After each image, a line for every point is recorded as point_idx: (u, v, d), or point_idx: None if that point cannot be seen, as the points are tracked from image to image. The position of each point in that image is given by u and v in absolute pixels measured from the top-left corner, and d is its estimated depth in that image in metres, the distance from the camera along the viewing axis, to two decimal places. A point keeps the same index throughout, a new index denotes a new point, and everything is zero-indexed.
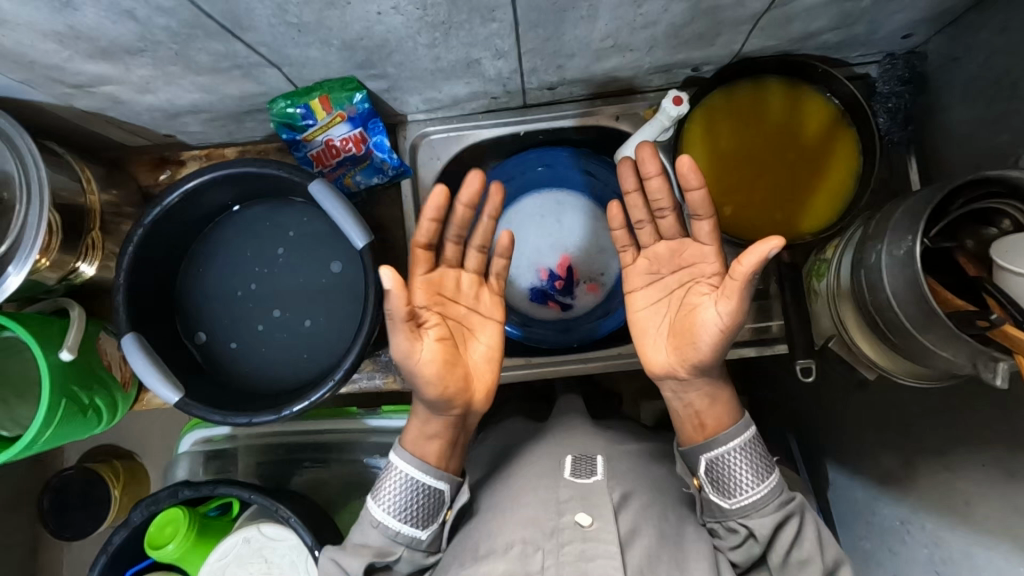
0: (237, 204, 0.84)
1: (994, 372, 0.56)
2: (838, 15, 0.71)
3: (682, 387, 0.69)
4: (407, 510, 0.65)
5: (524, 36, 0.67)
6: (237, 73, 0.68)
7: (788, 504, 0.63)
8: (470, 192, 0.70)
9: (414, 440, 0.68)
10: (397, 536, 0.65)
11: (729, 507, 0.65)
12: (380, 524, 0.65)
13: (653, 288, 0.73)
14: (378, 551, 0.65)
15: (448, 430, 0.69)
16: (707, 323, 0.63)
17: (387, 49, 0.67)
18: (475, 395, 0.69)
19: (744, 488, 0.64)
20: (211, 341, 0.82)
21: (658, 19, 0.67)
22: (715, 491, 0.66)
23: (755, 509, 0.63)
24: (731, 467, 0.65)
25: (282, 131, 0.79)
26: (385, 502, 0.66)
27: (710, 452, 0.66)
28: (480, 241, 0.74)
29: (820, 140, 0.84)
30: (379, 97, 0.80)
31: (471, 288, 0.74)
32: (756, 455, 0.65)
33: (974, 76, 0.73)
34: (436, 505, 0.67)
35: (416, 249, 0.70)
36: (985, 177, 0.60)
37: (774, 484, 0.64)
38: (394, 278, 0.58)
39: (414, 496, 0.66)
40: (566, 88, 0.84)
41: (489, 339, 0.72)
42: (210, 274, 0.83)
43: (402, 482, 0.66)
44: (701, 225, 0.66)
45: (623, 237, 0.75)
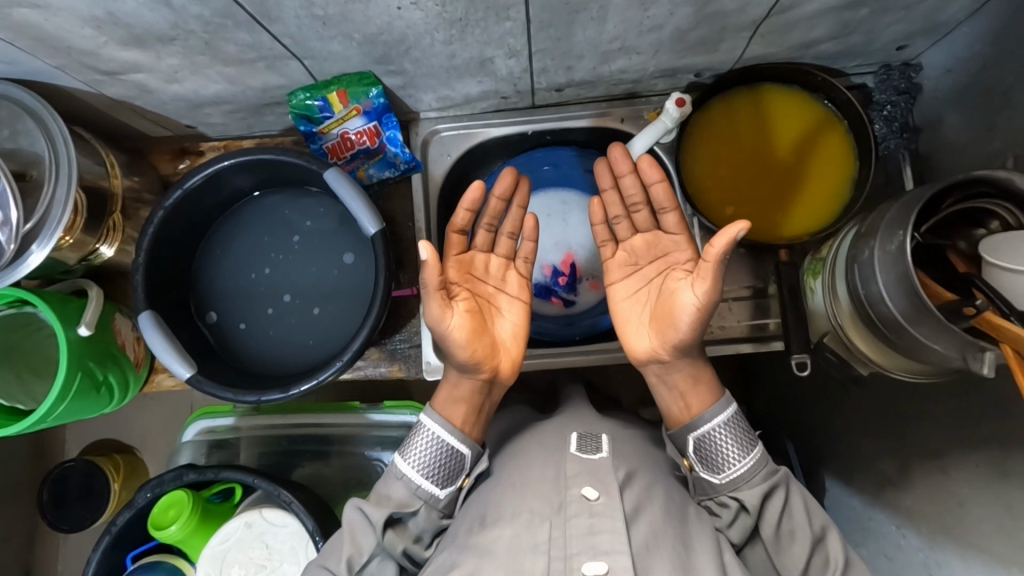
0: (257, 191, 0.86)
1: (981, 363, 0.59)
2: (836, 25, 0.74)
3: (666, 369, 0.72)
4: (432, 468, 0.70)
5: (536, 36, 0.70)
6: (262, 65, 0.72)
7: (774, 476, 0.64)
8: (504, 185, 0.77)
9: (442, 404, 0.74)
10: (417, 491, 0.69)
11: (719, 482, 0.66)
12: (404, 476, 0.70)
13: (632, 279, 0.77)
14: (399, 503, 0.68)
15: (475, 396, 0.74)
16: (685, 305, 0.66)
17: (406, 45, 0.70)
18: (502, 362, 0.76)
19: (731, 461, 0.66)
20: (221, 321, 0.84)
21: (664, 23, 0.70)
22: (705, 468, 0.67)
23: (744, 481, 0.65)
24: (717, 442, 0.67)
25: (299, 123, 0.82)
26: (412, 459, 0.70)
27: (696, 430, 0.68)
28: (510, 227, 0.80)
29: (810, 141, 0.87)
30: (394, 93, 0.84)
31: (499, 270, 0.80)
32: (740, 428, 0.67)
33: (967, 84, 0.76)
34: (458, 468, 0.71)
35: (451, 234, 0.76)
36: (975, 179, 0.63)
37: (759, 456, 0.65)
38: (429, 249, 0.64)
39: (440, 457, 0.70)
40: (575, 90, 0.87)
41: (513, 317, 0.79)
42: (226, 259, 0.86)
43: (431, 443, 0.71)
44: (668, 216, 0.73)
45: (602, 232, 0.79)
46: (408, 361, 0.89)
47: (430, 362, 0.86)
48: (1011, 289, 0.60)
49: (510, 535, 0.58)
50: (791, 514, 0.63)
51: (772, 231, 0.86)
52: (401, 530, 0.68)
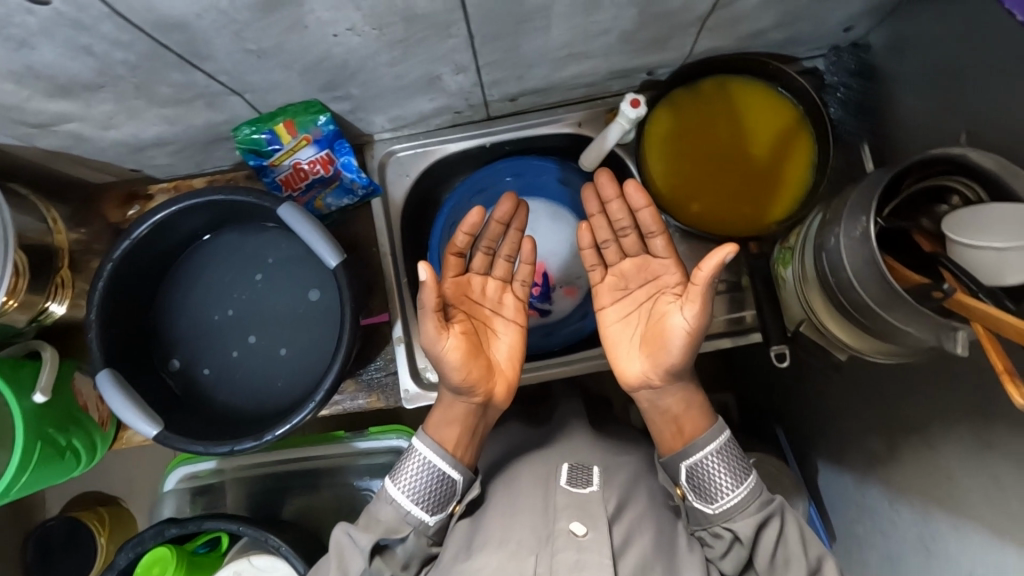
0: (207, 234, 0.83)
1: (954, 342, 0.59)
2: (782, 13, 0.74)
3: (659, 394, 0.71)
4: (423, 492, 0.68)
5: (482, 50, 0.69)
6: (201, 102, 0.69)
7: (768, 505, 0.64)
8: (502, 211, 0.78)
9: (434, 429, 0.72)
10: (407, 516, 0.67)
11: (712, 512, 0.65)
12: (394, 501, 0.68)
13: (622, 303, 0.76)
14: (387, 528, 0.67)
15: (469, 418, 0.72)
16: (676, 328, 0.67)
17: (349, 70, 0.68)
18: (498, 386, 0.74)
19: (724, 490, 0.65)
20: (185, 367, 0.81)
21: (610, 26, 0.68)
22: (698, 498, 0.67)
23: (737, 511, 0.64)
24: (709, 472, 0.66)
25: (249, 157, 0.79)
26: (403, 484, 0.68)
27: (688, 458, 0.68)
28: (508, 250, 0.79)
29: (774, 130, 0.86)
30: (343, 118, 0.81)
31: (496, 292, 0.79)
32: (733, 456, 0.67)
33: (915, 62, 0.77)
34: (449, 495, 0.69)
35: (449, 255, 0.76)
36: (932, 157, 0.65)
37: (753, 485, 0.65)
38: (428, 270, 0.64)
39: (431, 482, 0.68)
40: (529, 98, 0.85)
41: (509, 340, 0.77)
42: (184, 305, 0.82)
43: (421, 467, 0.69)
44: (656, 241, 0.73)
45: (591, 256, 0.79)
46: (386, 391, 0.86)
47: (409, 391, 0.84)
48: (978, 266, 0.61)
49: (495, 566, 0.58)
50: (785, 543, 0.63)
51: (739, 227, 0.85)
52: (388, 557, 0.66)
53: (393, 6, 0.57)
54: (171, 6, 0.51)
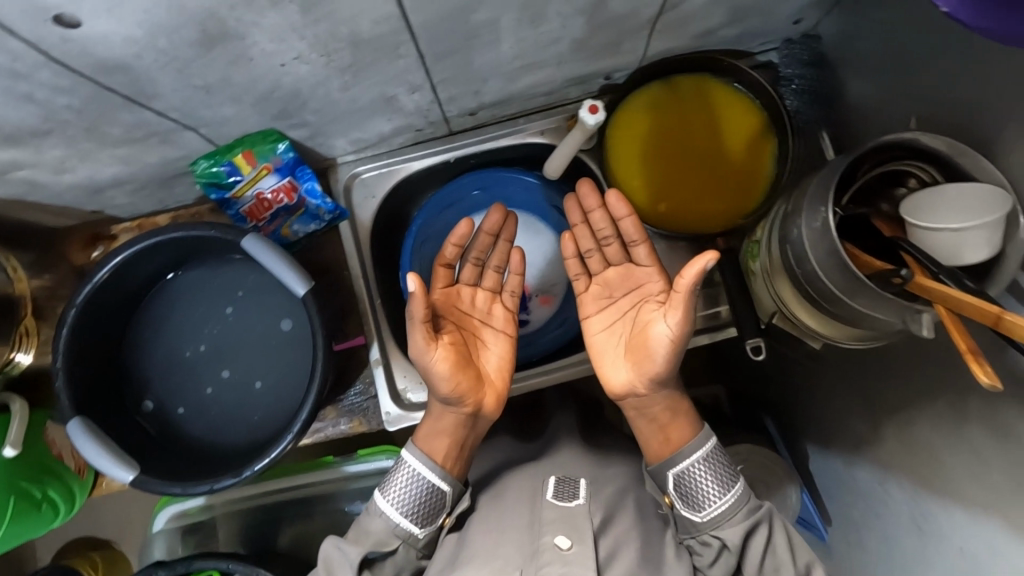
0: (171, 272, 0.82)
1: (919, 324, 0.60)
2: (728, 12, 0.75)
3: (644, 403, 0.71)
4: (411, 505, 0.67)
5: (434, 68, 0.69)
6: (155, 140, 0.69)
7: (756, 511, 0.65)
8: (491, 222, 0.79)
9: (424, 440, 0.71)
10: (396, 529, 0.67)
11: (701, 520, 0.66)
12: (383, 514, 0.67)
13: (606, 312, 0.77)
14: (377, 541, 0.66)
15: (458, 429, 0.72)
16: (660, 337, 0.66)
17: (302, 97, 0.68)
18: (487, 397, 0.73)
19: (711, 498, 0.65)
20: (159, 408, 0.79)
21: (559, 36, 0.69)
22: (686, 506, 0.67)
23: (725, 519, 0.64)
24: (696, 479, 0.67)
25: (210, 191, 0.78)
26: (392, 496, 0.68)
27: (675, 466, 0.68)
28: (497, 261, 0.80)
29: (736, 126, 0.85)
30: (303, 144, 0.81)
31: (485, 303, 0.79)
32: (720, 464, 0.68)
33: (865, 48, 0.78)
34: (438, 506, 0.69)
35: (438, 266, 0.78)
36: (886, 142, 0.66)
37: (740, 492, 0.65)
38: (416, 279, 0.65)
39: (420, 494, 0.68)
40: (489, 111, 0.86)
41: (499, 350, 0.77)
42: (154, 344, 0.81)
43: (410, 479, 0.69)
44: (639, 249, 0.73)
45: (575, 265, 0.80)
46: (367, 415, 0.86)
47: (390, 413, 0.84)
48: (936, 249, 0.63)
49: None
50: (773, 552, 0.63)
51: (707, 223, 0.85)
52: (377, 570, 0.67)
53: (338, 32, 0.57)
54: (110, 49, 0.50)
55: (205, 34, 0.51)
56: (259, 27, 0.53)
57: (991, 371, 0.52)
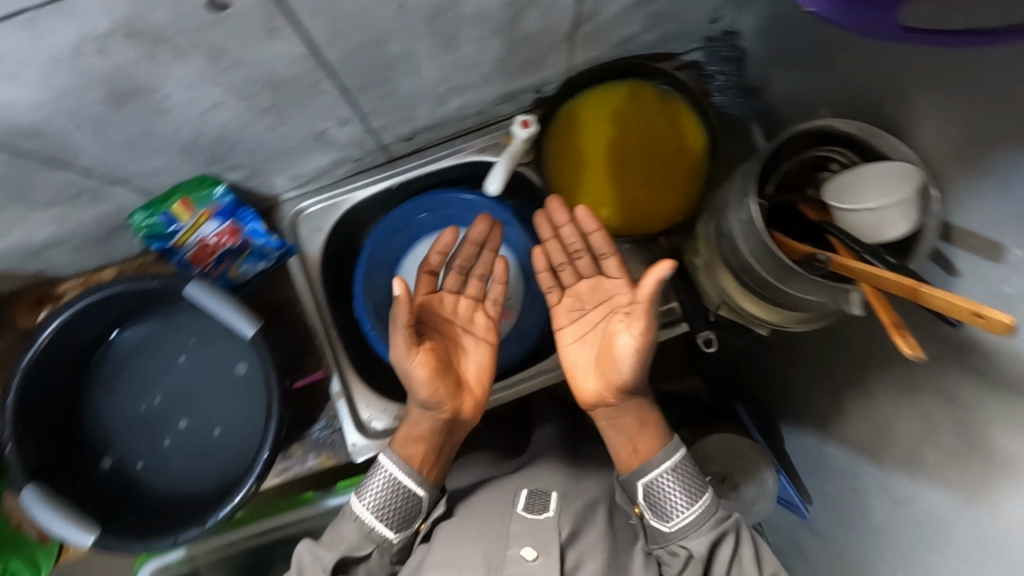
0: (115, 329, 0.80)
1: (850, 303, 0.61)
2: (644, 18, 0.78)
3: (614, 414, 0.73)
4: (386, 509, 0.68)
5: (360, 99, 0.70)
6: (86, 197, 0.68)
7: (722, 523, 0.66)
8: (477, 231, 0.77)
9: (400, 444, 0.72)
10: (371, 533, 0.67)
11: (668, 530, 0.67)
12: (359, 517, 0.68)
13: (578, 324, 0.78)
14: (352, 545, 0.67)
15: (435, 435, 0.72)
16: (624, 348, 0.67)
17: (230, 141, 0.68)
18: (465, 403, 0.74)
19: (678, 509, 0.67)
20: (118, 465, 0.78)
21: (479, 58, 0.70)
22: (654, 516, 0.69)
23: (691, 530, 0.66)
24: (664, 490, 0.68)
25: (152, 241, 0.78)
26: (368, 499, 0.68)
27: (644, 476, 0.70)
28: (481, 271, 0.79)
29: (668, 126, 0.88)
30: (241, 186, 0.81)
31: (467, 311, 0.79)
32: (689, 475, 0.69)
33: (779, 40, 0.81)
34: (413, 512, 0.70)
35: (421, 273, 0.77)
36: (802, 131, 0.69)
37: (708, 503, 0.67)
38: (403, 286, 0.63)
39: (395, 498, 0.69)
40: (426, 134, 0.87)
41: (480, 358, 0.77)
42: (108, 401, 0.80)
43: (386, 484, 0.69)
44: (608, 261, 0.74)
45: (546, 279, 0.79)
46: (335, 447, 0.86)
47: (356, 444, 0.83)
48: (858, 228, 0.65)
49: None
50: (741, 562, 0.64)
51: (648, 224, 0.87)
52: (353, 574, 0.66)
53: (252, 76, 0.57)
54: (18, 116, 0.50)
55: (115, 92, 0.52)
56: (170, 79, 0.53)
57: (914, 342, 0.54)
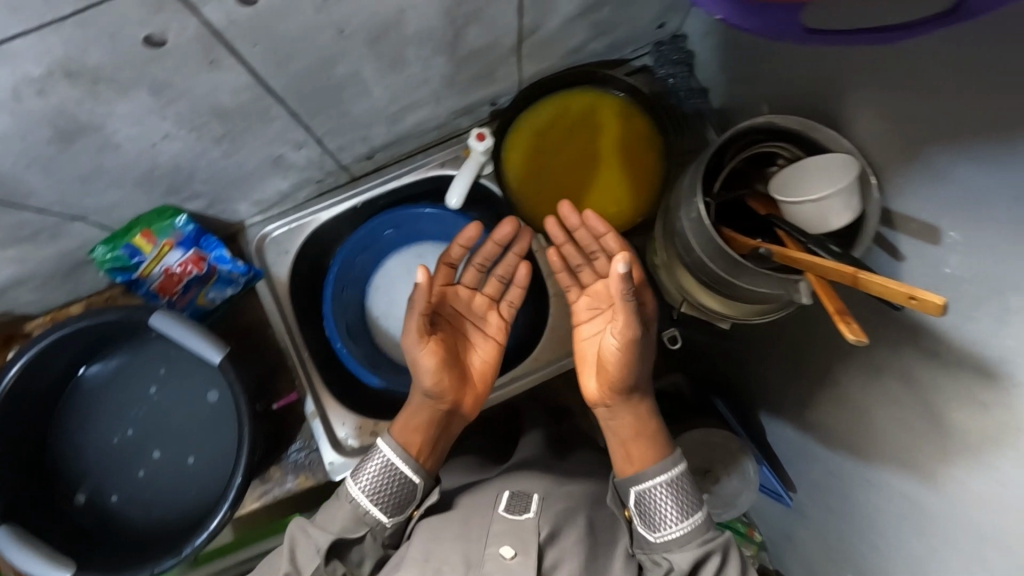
0: (83, 366, 0.80)
1: (799, 293, 0.63)
2: (588, 28, 0.80)
3: (612, 412, 0.76)
4: (380, 493, 0.68)
5: (313, 123, 0.71)
6: (45, 235, 0.69)
7: (710, 543, 0.65)
8: (501, 233, 0.78)
9: (400, 430, 0.72)
10: (365, 516, 0.67)
11: (654, 540, 0.67)
12: (354, 500, 0.67)
13: (596, 319, 0.80)
14: (343, 528, 0.66)
15: (433, 425, 0.74)
16: (609, 347, 0.73)
17: (187, 172, 0.69)
18: (467, 396, 0.76)
19: (669, 522, 0.67)
20: (92, 500, 0.78)
21: (427, 75, 0.72)
22: (643, 524, 0.69)
23: (677, 544, 0.66)
24: (657, 501, 0.68)
25: (116, 274, 0.78)
26: (362, 482, 0.68)
27: (638, 484, 0.70)
28: (501, 270, 0.81)
29: (623, 129, 0.89)
30: (204, 214, 0.82)
31: (483, 308, 0.81)
32: (684, 491, 0.69)
33: (722, 43, 0.83)
34: (407, 499, 0.69)
35: (442, 264, 0.79)
36: (743, 129, 0.72)
37: (698, 521, 0.67)
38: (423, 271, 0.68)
39: (391, 483, 0.68)
40: (386, 152, 0.88)
41: (485, 355, 0.80)
42: (79, 437, 0.80)
43: (382, 469, 0.69)
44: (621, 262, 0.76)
45: (564, 278, 0.82)
46: (313, 467, 0.86)
47: (333, 462, 0.84)
48: (803, 219, 0.67)
49: None
50: None
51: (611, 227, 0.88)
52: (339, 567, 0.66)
53: (199, 107, 0.58)
54: None
55: (61, 131, 0.53)
56: (114, 116, 0.54)
57: (856, 328, 0.56)
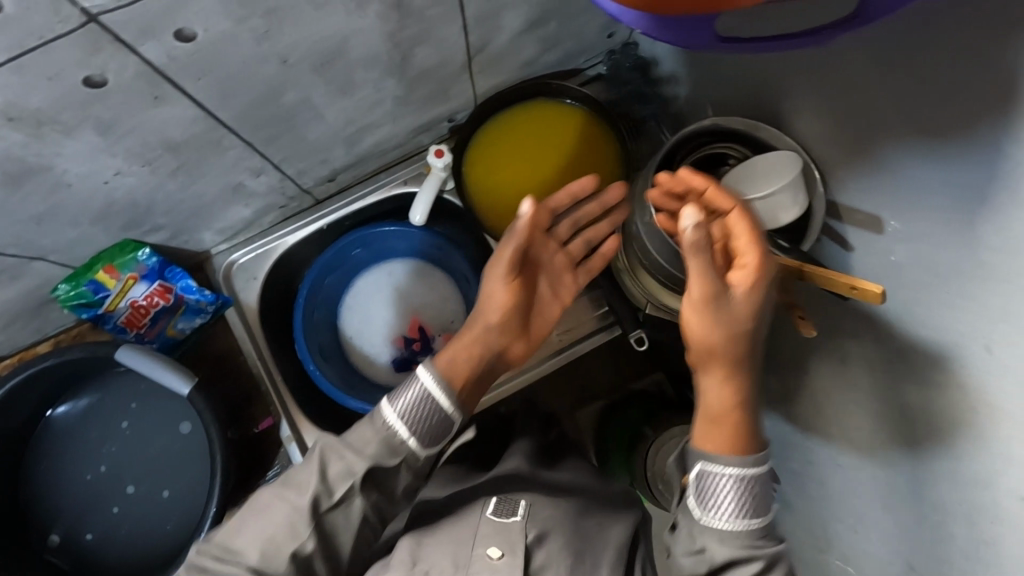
0: (51, 407, 0.80)
1: None
2: (538, 42, 0.82)
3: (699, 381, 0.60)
4: (420, 421, 0.59)
5: (269, 149, 0.72)
6: (4, 276, 0.69)
7: (761, 555, 0.53)
8: (610, 194, 0.75)
9: (444, 361, 0.64)
10: (400, 443, 0.59)
11: (698, 519, 0.55)
12: (390, 425, 0.59)
13: None
14: (377, 454, 0.57)
15: (483, 361, 0.66)
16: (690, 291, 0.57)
17: (144, 205, 0.70)
18: (518, 343, 0.71)
19: (727, 513, 0.54)
20: (66, 540, 0.78)
21: (380, 97, 0.73)
22: (695, 499, 0.56)
23: (723, 538, 0.54)
24: (724, 489, 0.54)
25: (80, 311, 0.78)
26: (402, 405, 0.59)
27: (709, 461, 0.55)
28: (590, 234, 0.75)
29: (581, 135, 0.89)
30: (167, 246, 0.82)
31: (562, 264, 0.74)
32: (756, 493, 0.55)
33: (670, 49, 0.85)
34: (446, 429, 0.62)
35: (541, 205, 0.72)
36: (690, 132, 0.74)
37: (756, 527, 0.54)
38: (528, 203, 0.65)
39: (432, 415, 0.60)
40: (348, 173, 0.89)
41: (550, 309, 0.73)
42: (50, 476, 0.79)
43: (423, 397, 0.60)
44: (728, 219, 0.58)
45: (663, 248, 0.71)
46: None
47: None
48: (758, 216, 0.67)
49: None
50: None
51: None
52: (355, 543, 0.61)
53: (150, 141, 0.59)
54: None
55: (9, 173, 0.53)
56: (64, 155, 0.55)
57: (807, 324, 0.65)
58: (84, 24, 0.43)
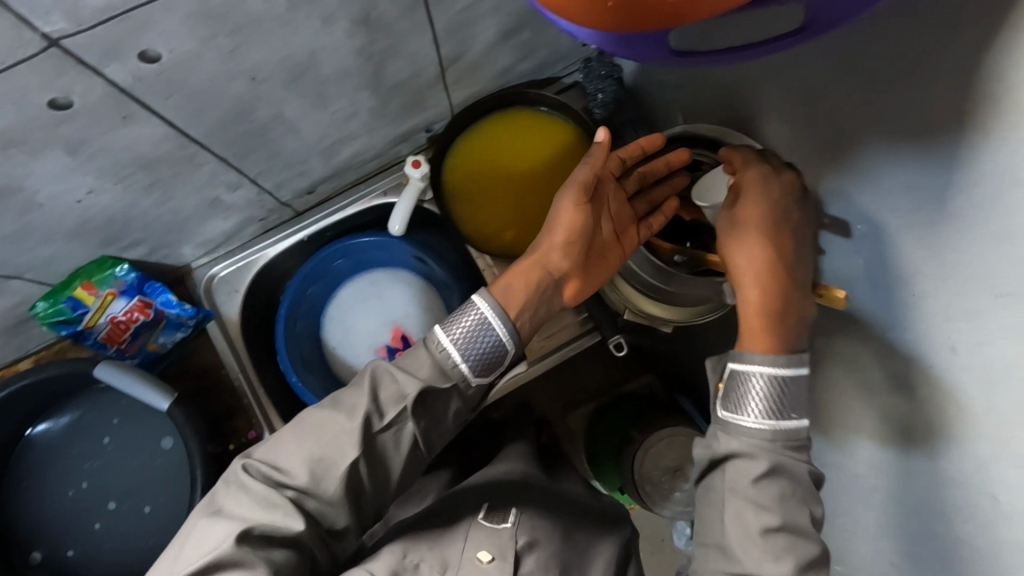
0: (31, 425, 0.80)
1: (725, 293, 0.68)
2: (512, 51, 0.82)
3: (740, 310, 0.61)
4: (473, 350, 0.60)
5: (245, 163, 0.72)
6: None
7: (780, 455, 0.54)
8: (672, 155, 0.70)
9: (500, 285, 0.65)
10: (450, 368, 0.59)
11: (720, 415, 0.56)
12: (444, 350, 0.59)
13: None
14: (432, 377, 0.58)
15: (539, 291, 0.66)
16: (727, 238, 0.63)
17: (120, 222, 0.70)
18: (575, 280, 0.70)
19: (754, 410, 0.54)
20: (48, 557, 0.78)
21: (354, 109, 0.74)
22: (723, 400, 0.57)
23: (742, 433, 0.54)
24: (754, 386, 0.55)
25: (60, 328, 0.78)
26: (455, 333, 0.60)
27: (742, 363, 0.56)
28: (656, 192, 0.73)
29: (556, 141, 0.89)
30: (146, 261, 0.83)
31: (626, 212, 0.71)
32: (786, 392, 0.55)
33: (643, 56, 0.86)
34: (496, 362, 0.61)
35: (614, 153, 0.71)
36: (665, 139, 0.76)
37: (785, 428, 0.54)
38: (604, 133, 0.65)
39: (486, 344, 0.60)
40: (327, 184, 0.89)
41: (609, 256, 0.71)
42: (32, 493, 0.79)
43: (477, 325, 0.60)
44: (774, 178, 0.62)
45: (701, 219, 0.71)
46: None
47: None
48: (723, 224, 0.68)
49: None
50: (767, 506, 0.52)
51: None
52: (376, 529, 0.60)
53: (122, 159, 0.60)
54: None
55: None
56: (35, 175, 0.55)
57: None
58: (45, 48, 0.44)
